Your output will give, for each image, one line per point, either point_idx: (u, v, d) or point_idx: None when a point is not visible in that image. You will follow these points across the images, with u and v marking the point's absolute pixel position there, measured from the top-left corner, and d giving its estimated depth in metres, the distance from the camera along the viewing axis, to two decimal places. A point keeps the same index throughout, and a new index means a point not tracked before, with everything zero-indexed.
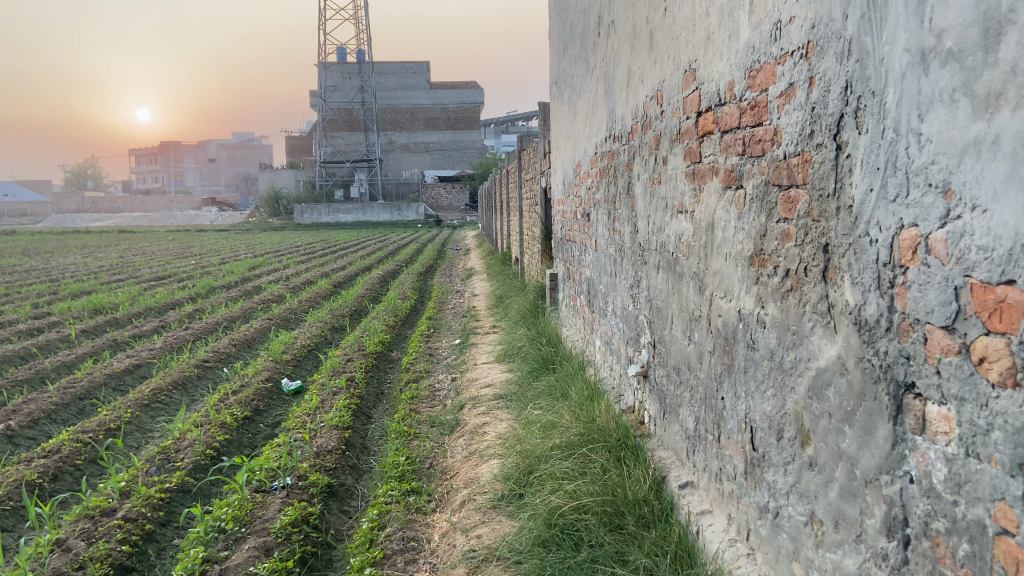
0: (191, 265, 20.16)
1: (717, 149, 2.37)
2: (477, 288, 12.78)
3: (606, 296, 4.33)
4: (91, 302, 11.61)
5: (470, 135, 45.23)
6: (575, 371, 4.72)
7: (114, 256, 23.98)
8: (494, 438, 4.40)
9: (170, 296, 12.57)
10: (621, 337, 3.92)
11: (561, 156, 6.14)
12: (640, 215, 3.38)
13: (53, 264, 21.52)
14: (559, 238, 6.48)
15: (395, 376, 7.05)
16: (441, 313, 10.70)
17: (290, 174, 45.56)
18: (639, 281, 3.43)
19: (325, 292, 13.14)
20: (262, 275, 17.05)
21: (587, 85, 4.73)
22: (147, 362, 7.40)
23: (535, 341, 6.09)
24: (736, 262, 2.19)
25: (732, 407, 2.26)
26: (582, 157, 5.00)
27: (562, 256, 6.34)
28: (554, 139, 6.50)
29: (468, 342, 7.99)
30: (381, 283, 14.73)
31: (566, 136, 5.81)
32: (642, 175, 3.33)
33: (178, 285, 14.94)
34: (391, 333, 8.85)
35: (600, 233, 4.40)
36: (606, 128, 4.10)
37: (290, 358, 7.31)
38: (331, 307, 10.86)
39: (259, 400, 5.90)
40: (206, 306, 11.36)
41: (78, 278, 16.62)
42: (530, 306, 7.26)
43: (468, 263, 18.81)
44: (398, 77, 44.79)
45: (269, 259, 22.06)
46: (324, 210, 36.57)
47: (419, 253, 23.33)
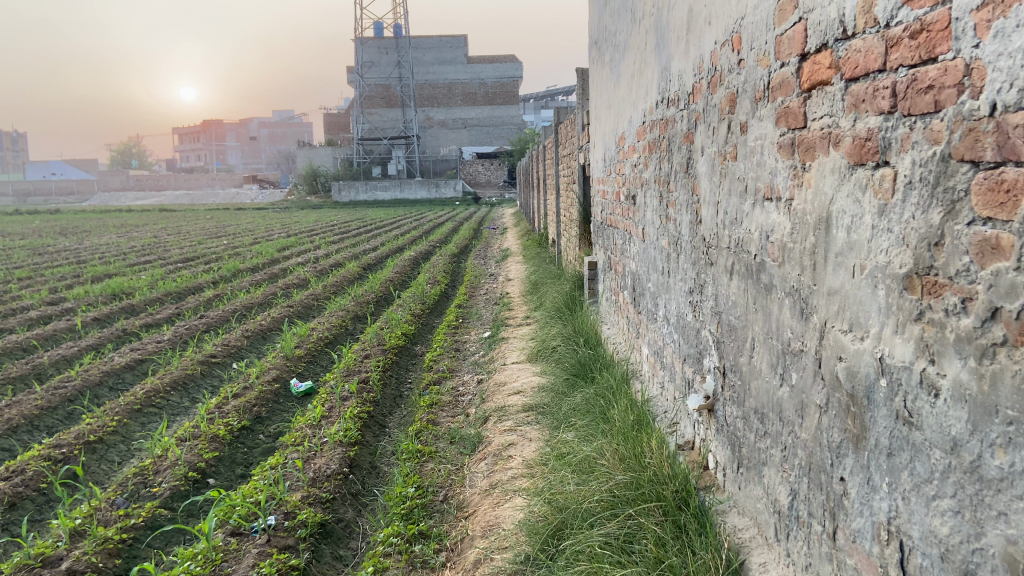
0: (223, 246, 19.78)
1: (836, 107, 1.59)
2: (512, 272, 12.02)
3: (656, 298, 3.56)
4: (109, 287, 11.18)
5: (509, 110, 44.20)
6: (618, 385, 3.96)
7: (148, 236, 23.81)
8: (520, 466, 3.68)
9: (191, 279, 12.10)
10: (675, 351, 3.16)
11: (601, 127, 5.34)
12: (703, 201, 2.60)
13: (88, 243, 21.41)
14: (599, 222, 5.71)
15: (416, 376, 6.37)
16: (472, 300, 9.99)
17: (328, 152, 45.19)
18: (701, 287, 2.65)
19: (353, 276, 12.54)
20: (292, 257, 16.56)
21: (633, 41, 3.92)
22: (150, 357, 6.85)
23: (571, 341, 5.35)
24: (873, 283, 1.42)
25: (863, 500, 1.50)
26: (626, 128, 4.21)
27: (602, 243, 5.57)
28: (594, 109, 5.71)
29: (499, 335, 7.27)
30: (412, 266, 14.08)
31: (607, 105, 5.01)
32: (708, 149, 2.53)
33: (205, 267, 14.51)
34: (416, 324, 8.18)
35: (648, 221, 3.62)
36: (657, 91, 3.31)
37: (302, 355, 6.68)
38: (355, 293, 10.24)
39: (260, 407, 5.27)
40: (226, 292, 10.83)
41: (106, 259, 16.34)
42: (566, 297, 6.50)
43: (505, 243, 18.03)
44: (435, 52, 43.93)
45: (302, 239, 21.61)
46: (360, 187, 36.10)
47: (455, 233, 22.63)
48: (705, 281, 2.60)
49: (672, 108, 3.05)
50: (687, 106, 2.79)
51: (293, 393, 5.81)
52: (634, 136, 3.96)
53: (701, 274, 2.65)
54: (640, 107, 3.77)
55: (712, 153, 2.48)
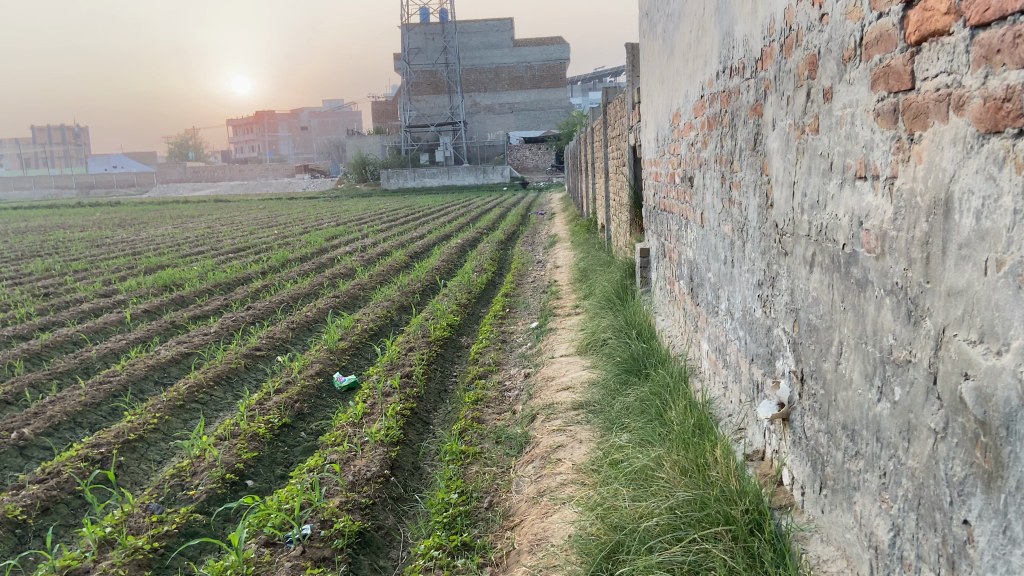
0: (273, 236, 19.93)
1: (959, 61, 1.27)
2: (561, 259, 11.71)
3: (717, 289, 3.24)
4: (161, 279, 11.28)
5: (556, 93, 43.62)
6: (676, 384, 3.66)
7: (202, 227, 24.25)
8: (569, 471, 3.43)
9: (240, 270, 12.15)
10: (741, 349, 2.85)
11: (653, 104, 5.01)
12: (775, 182, 2.28)
13: (145, 235, 21.92)
14: (651, 206, 5.37)
15: (461, 370, 6.15)
16: (520, 289, 9.73)
17: (376, 140, 45.42)
18: (773, 280, 2.34)
19: (400, 264, 12.40)
20: (341, 246, 16.58)
21: (689, 8, 3.58)
22: (195, 350, 6.80)
23: (624, 333, 5.05)
24: (1018, 285, 1.11)
25: (997, 554, 1.21)
26: (682, 104, 3.88)
27: (656, 229, 5.24)
28: (646, 85, 5.36)
29: (547, 326, 7.01)
30: (459, 253, 13.88)
31: (660, 80, 4.67)
32: (781, 122, 2.21)
33: (255, 257, 14.63)
34: (462, 314, 7.98)
35: (708, 205, 3.29)
36: (719, 59, 2.99)
37: (346, 348, 6.53)
38: (401, 282, 10.10)
39: (302, 403, 5.13)
40: (275, 283, 10.82)
41: (160, 250, 16.65)
42: (617, 286, 6.19)
43: (553, 229, 17.69)
44: (482, 37, 43.60)
45: (351, 228, 21.69)
46: (408, 175, 36.14)
47: (503, 218, 22.42)
48: (778, 274, 2.29)
49: (737, 78, 2.72)
50: (756, 75, 2.47)
51: (336, 388, 5.66)
52: (692, 112, 3.63)
53: (773, 264, 2.34)
54: (698, 80, 3.44)
55: (787, 126, 2.16)
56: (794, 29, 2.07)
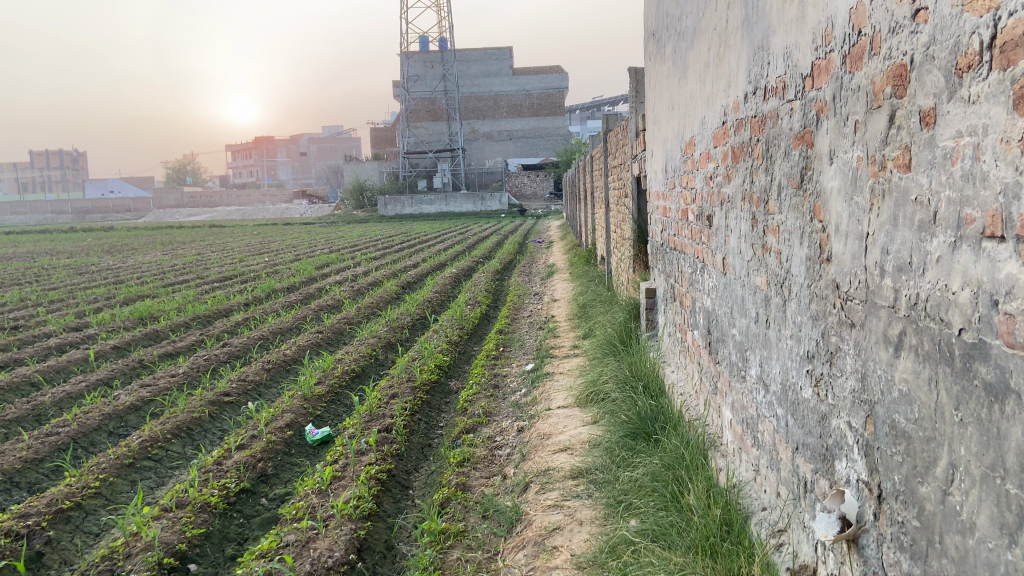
0: (264, 263, 19.49)
1: None
2: (558, 291, 11.19)
3: (744, 349, 2.72)
4: (137, 311, 10.76)
5: (555, 121, 43.44)
6: (693, 457, 3.12)
7: (192, 254, 23.79)
8: (566, 565, 2.88)
9: (223, 302, 11.64)
10: (778, 432, 2.32)
11: (661, 132, 4.53)
12: (834, 230, 1.77)
13: (133, 262, 21.47)
14: (658, 241, 4.87)
15: (448, 421, 5.59)
16: (515, 324, 9.19)
17: (374, 166, 45.20)
18: (834, 357, 1.81)
19: (391, 296, 11.89)
20: (331, 275, 16.12)
21: (706, 21, 3.10)
22: (159, 396, 6.23)
23: (628, 388, 4.51)
24: None
25: None
26: (697, 130, 3.39)
27: (664, 267, 4.72)
28: (652, 111, 4.89)
29: (543, 369, 6.45)
30: (453, 285, 13.36)
31: (669, 104, 4.19)
32: (843, 154, 1.70)
33: (241, 287, 14.13)
34: (451, 354, 7.44)
35: (732, 250, 2.77)
36: (748, 78, 2.50)
37: (321, 394, 5.97)
38: (389, 316, 9.56)
39: (266, 465, 4.59)
40: (258, 316, 10.30)
41: (145, 279, 16.17)
42: (620, 329, 5.64)
43: (551, 258, 17.20)
44: (481, 64, 43.62)
45: (344, 256, 21.23)
46: (405, 201, 35.75)
47: (499, 247, 21.95)
48: (842, 351, 1.77)
49: (774, 99, 2.22)
50: (802, 93, 1.98)
51: (308, 442, 5.14)
52: (709, 140, 3.15)
53: (831, 336, 1.82)
54: (719, 100, 2.94)
55: (853, 160, 1.65)
56: (866, 31, 1.56)
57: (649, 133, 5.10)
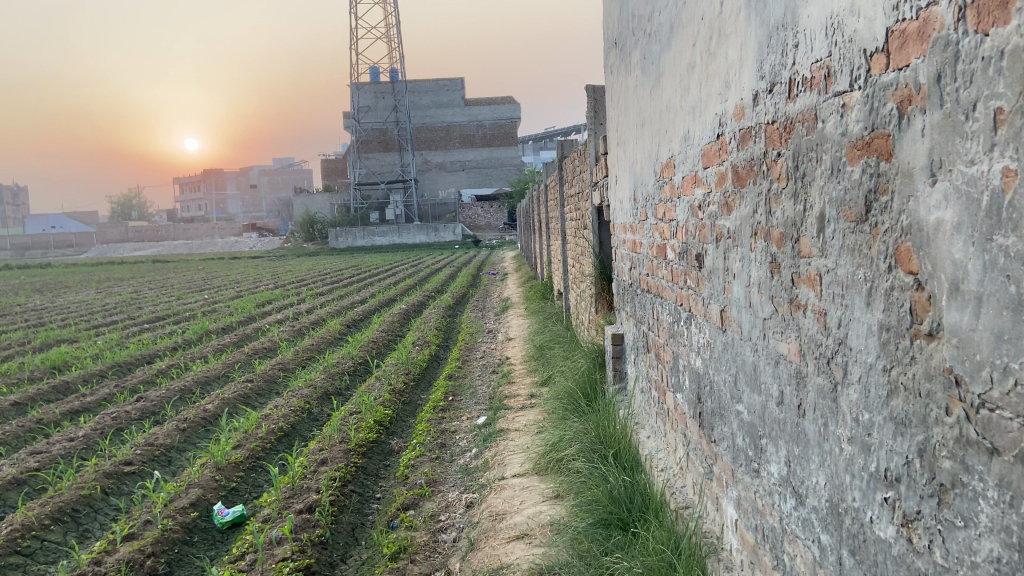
0: (202, 300, 18.37)
1: None
2: (514, 329, 10.45)
3: (758, 434, 2.04)
4: (46, 358, 9.67)
5: (508, 151, 43.16)
6: (686, 569, 2.40)
7: (126, 291, 22.47)
8: None
9: (148, 346, 10.63)
10: (823, 568, 1.63)
11: (627, 154, 3.90)
12: (946, 290, 1.10)
13: (61, 301, 20.12)
14: (626, 279, 4.21)
15: (385, 492, 4.79)
16: (467, 367, 8.43)
17: (325, 198, 44.22)
18: (950, 490, 1.13)
19: (333, 337, 11.00)
20: (273, 312, 15.18)
21: (689, 10, 2.47)
22: (45, 466, 5.26)
23: (597, 456, 3.77)
24: None
25: None
26: (678, 149, 2.74)
27: (633, 310, 4.04)
28: (616, 130, 4.26)
29: (496, 423, 5.70)
30: (402, 322, 12.56)
31: (638, 120, 3.55)
32: (966, 168, 1.05)
33: (172, 328, 13.08)
34: (394, 406, 6.64)
35: (738, 302, 2.10)
36: (760, 71, 1.85)
37: (237, 462, 5.10)
38: (328, 361, 8.71)
39: (158, 563, 3.74)
40: (184, 363, 9.33)
41: (69, 321, 14.97)
42: (583, 379, 4.92)
43: (506, 291, 16.54)
44: (433, 95, 43.24)
45: (289, 291, 20.21)
46: (356, 233, 34.82)
47: (453, 279, 21.24)
48: (966, 487, 1.09)
49: (808, 96, 1.57)
50: (865, 81, 1.33)
51: (216, 525, 4.28)
52: (696, 160, 2.50)
53: (940, 457, 1.15)
54: (710, 106, 2.30)
55: (992, 178, 0.99)
56: None
57: (613, 155, 4.47)
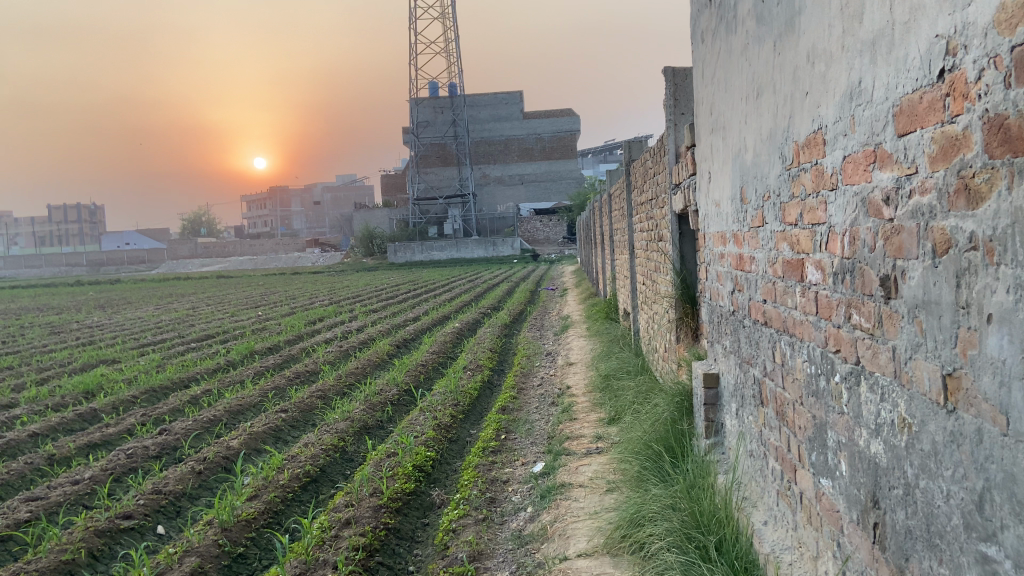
0: (254, 318, 17.94)
1: None
2: (575, 352, 9.46)
3: None
4: (81, 381, 9.16)
5: (567, 164, 42.30)
6: None
7: (183, 309, 22.36)
8: None
9: (187, 369, 10.05)
10: None
11: (729, 139, 2.95)
12: None
13: (119, 318, 20.05)
14: (724, 303, 3.25)
15: (420, 565, 3.91)
16: (523, 397, 7.52)
17: (385, 214, 44.16)
18: None
19: (380, 359, 10.22)
20: (323, 330, 14.58)
21: None
22: (35, 519, 4.57)
23: (693, 548, 2.80)
24: None
25: None
26: (834, 114, 1.81)
27: (737, 345, 3.08)
28: (710, 112, 3.32)
29: (556, 474, 4.78)
30: (454, 342, 11.75)
31: (749, 89, 2.61)
32: None
33: (217, 347, 12.55)
34: (438, 446, 5.78)
35: (1006, 367, 1.16)
36: None
37: (249, 520, 4.31)
38: (370, 388, 7.92)
39: None
40: (221, 388, 8.67)
41: (120, 340, 14.67)
42: (663, 428, 3.94)
43: (566, 309, 15.60)
44: (491, 109, 42.72)
45: (343, 308, 19.70)
46: (415, 248, 34.46)
47: (510, 295, 20.46)
48: None
49: None
50: None
51: None
52: (878, 125, 1.57)
53: None
54: (922, 27, 1.36)
55: None
56: None
57: (703, 145, 3.53)
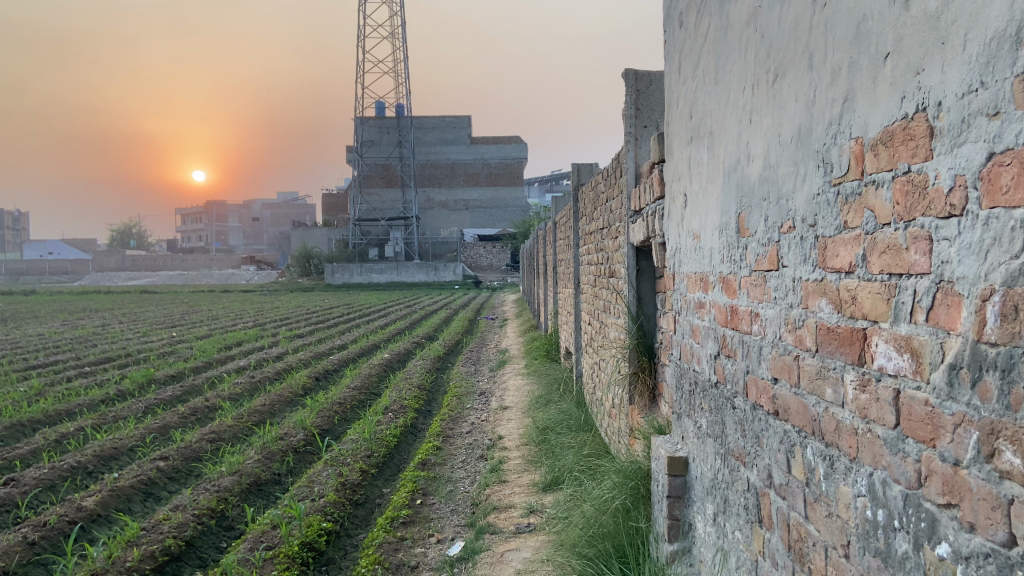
0: (167, 339, 16.48)
1: None
2: (511, 393, 8.54)
3: None
4: None
5: (513, 191, 41.76)
6: None
7: (92, 326, 20.60)
8: None
9: (69, 400, 8.76)
10: None
11: (719, 146, 2.15)
12: None
13: (17, 334, 18.28)
14: (700, 369, 2.42)
15: None
16: (450, 447, 6.58)
17: (324, 233, 42.74)
18: None
19: (293, 394, 9.11)
20: (239, 357, 13.33)
21: None
22: None
23: None
24: None
25: None
26: (965, 81, 1.01)
27: (720, 431, 2.24)
28: (689, 115, 2.52)
29: (476, 560, 3.86)
30: (381, 376, 10.74)
31: (759, 70, 1.81)
32: None
33: (114, 373, 11.20)
34: (341, 513, 4.80)
35: None
36: None
37: None
38: (273, 432, 6.85)
39: None
40: (98, 426, 7.44)
41: (7, 359, 13.11)
42: (610, 519, 3.05)
43: (506, 341, 14.73)
44: (438, 132, 41.94)
45: (267, 331, 18.37)
46: (354, 270, 33.25)
47: (448, 323, 19.51)
48: None
49: None
50: None
51: None
52: None
53: None
54: None
55: None
56: None
57: (675, 161, 2.74)
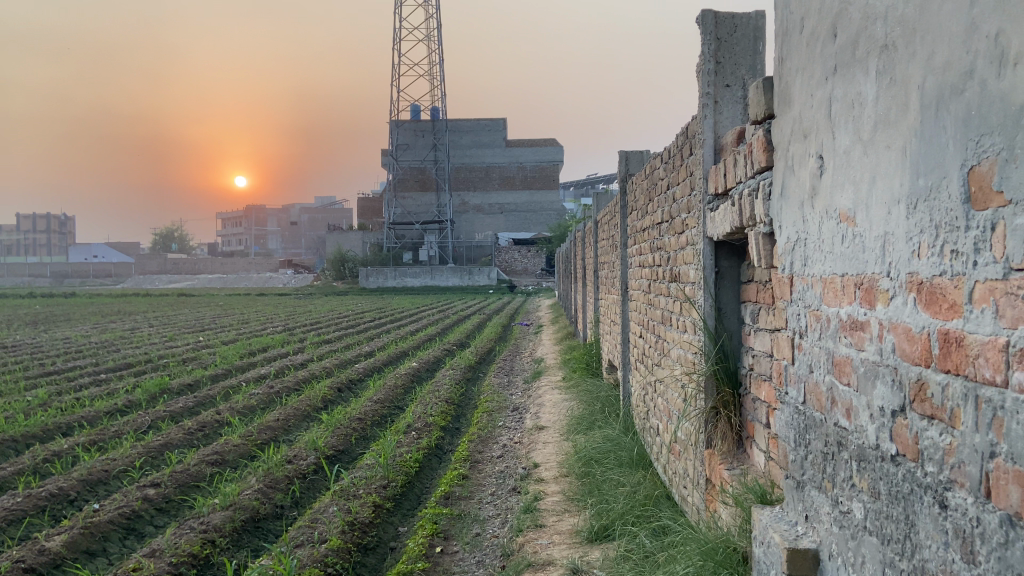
0: (193, 344, 15.89)
1: None
2: (548, 410, 7.66)
3: None
4: None
5: (549, 195, 40.88)
6: None
7: (120, 329, 20.17)
8: None
9: (71, 412, 8.09)
10: None
11: (912, 60, 1.29)
12: None
13: (44, 337, 17.89)
14: (852, 427, 1.55)
15: None
16: (479, 475, 5.73)
17: (358, 237, 42.32)
18: None
19: (310, 408, 8.31)
20: (262, 364, 12.65)
21: None
22: None
23: None
24: None
25: None
26: None
27: (903, 535, 1.37)
28: (827, 32, 1.66)
29: None
30: (408, 388, 9.93)
31: None
32: None
33: (128, 381, 10.56)
34: (346, 564, 3.98)
35: None
36: None
37: None
38: (280, 454, 6.07)
39: None
40: (92, 444, 6.71)
41: (24, 364, 12.59)
42: None
43: (542, 350, 13.84)
44: (473, 135, 41.27)
45: (295, 336, 17.72)
46: (389, 274, 32.70)
47: (481, 329, 18.69)
48: None
49: None
50: None
51: None
52: None
53: None
54: None
55: None
56: None
57: (796, 112, 1.87)
